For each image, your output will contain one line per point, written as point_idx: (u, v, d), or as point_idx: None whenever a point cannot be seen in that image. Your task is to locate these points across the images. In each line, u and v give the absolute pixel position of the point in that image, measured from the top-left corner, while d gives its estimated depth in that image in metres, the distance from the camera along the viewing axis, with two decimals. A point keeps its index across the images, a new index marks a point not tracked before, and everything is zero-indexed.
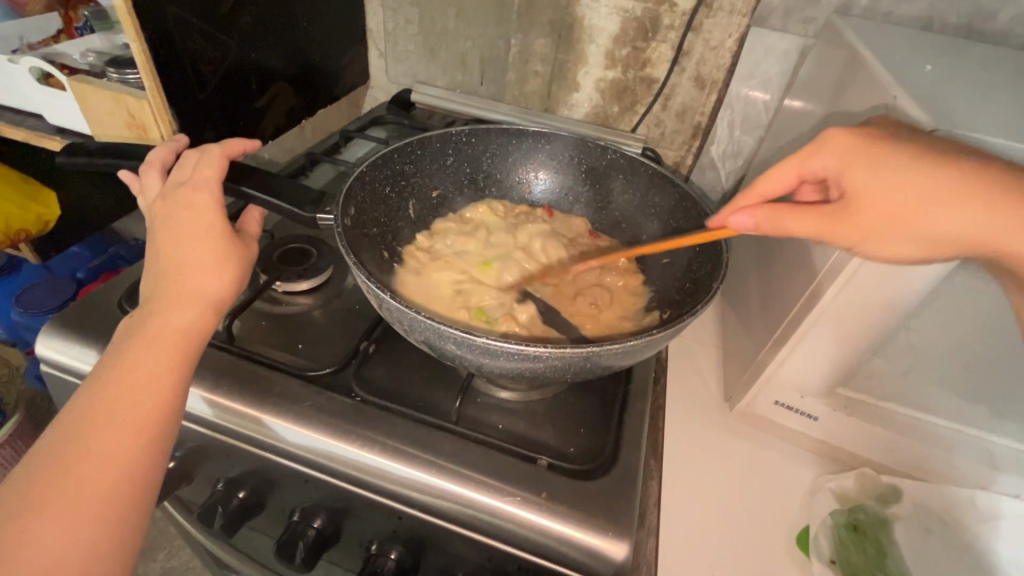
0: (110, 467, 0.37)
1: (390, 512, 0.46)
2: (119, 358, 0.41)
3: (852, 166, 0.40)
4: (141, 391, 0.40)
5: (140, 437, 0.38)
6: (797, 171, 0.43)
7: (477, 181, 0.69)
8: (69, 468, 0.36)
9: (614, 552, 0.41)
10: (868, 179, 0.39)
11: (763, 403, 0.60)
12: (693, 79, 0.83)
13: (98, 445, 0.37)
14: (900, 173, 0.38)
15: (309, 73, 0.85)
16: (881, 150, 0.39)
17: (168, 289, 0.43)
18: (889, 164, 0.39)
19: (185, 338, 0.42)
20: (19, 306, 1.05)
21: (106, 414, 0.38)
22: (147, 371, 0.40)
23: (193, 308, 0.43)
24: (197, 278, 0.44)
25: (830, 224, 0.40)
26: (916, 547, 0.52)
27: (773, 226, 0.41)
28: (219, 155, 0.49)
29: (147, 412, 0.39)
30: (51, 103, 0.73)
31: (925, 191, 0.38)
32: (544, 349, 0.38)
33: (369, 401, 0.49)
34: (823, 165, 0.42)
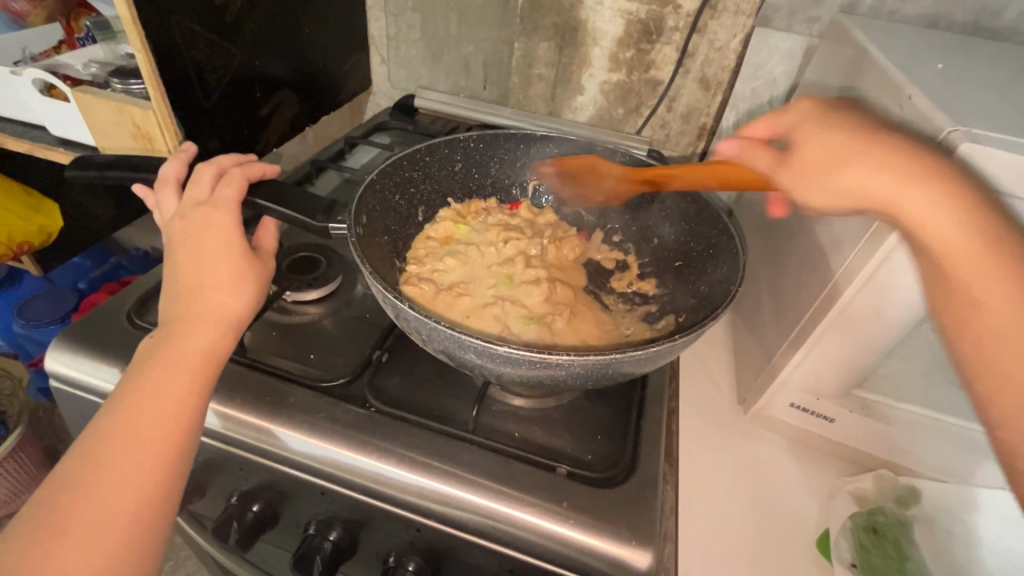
0: (132, 488, 0.37)
1: (408, 523, 0.45)
2: (137, 379, 0.40)
3: (802, 128, 0.44)
4: (160, 412, 0.39)
5: (160, 459, 0.38)
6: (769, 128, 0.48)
7: (486, 187, 0.68)
8: (90, 490, 0.36)
9: (638, 562, 0.41)
10: (807, 135, 0.43)
11: (778, 406, 0.60)
12: (698, 80, 0.83)
13: (116, 468, 0.37)
14: (842, 134, 0.41)
15: (313, 80, 0.85)
16: (837, 121, 0.43)
17: (187, 307, 0.43)
18: (836, 131, 0.42)
19: (206, 357, 0.42)
20: (21, 318, 1.06)
21: (125, 436, 0.38)
22: (167, 391, 0.40)
23: (213, 326, 0.43)
24: (216, 296, 0.44)
25: (777, 164, 0.45)
26: (933, 549, 0.52)
27: (742, 158, 0.47)
28: (239, 175, 0.49)
29: (166, 433, 0.39)
30: (54, 114, 0.73)
31: (845, 149, 0.40)
32: (566, 356, 0.38)
33: (384, 411, 0.49)
34: (784, 124, 0.47)
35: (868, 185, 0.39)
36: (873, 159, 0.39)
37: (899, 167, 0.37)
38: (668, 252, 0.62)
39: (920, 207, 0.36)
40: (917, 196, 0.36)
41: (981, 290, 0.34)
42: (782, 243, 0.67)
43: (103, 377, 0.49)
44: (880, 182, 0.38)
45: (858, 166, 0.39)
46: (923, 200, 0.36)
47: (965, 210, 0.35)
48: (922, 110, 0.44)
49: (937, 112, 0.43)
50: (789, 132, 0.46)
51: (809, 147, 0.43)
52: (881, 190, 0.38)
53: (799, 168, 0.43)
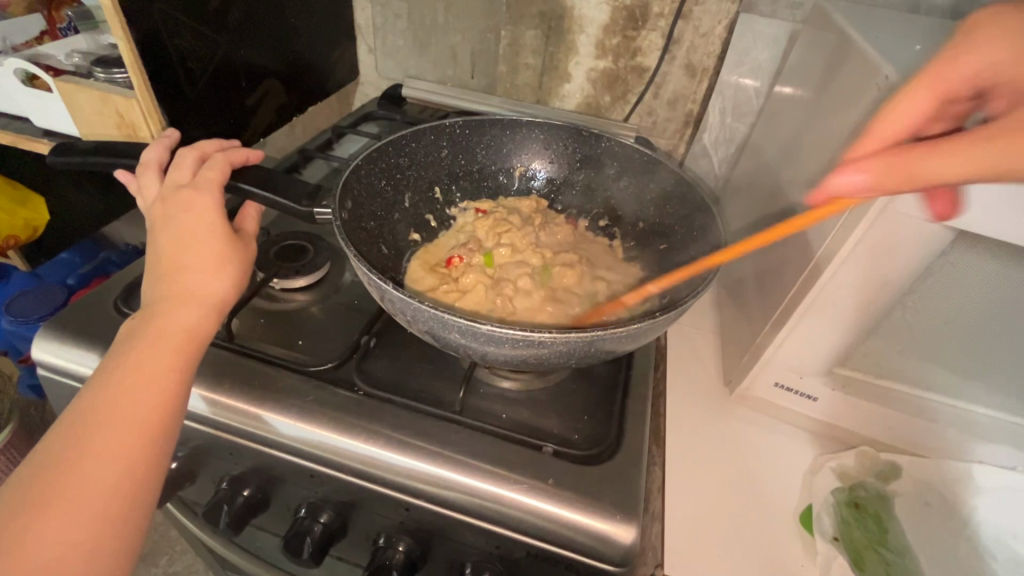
0: (114, 467, 0.37)
1: (397, 503, 0.46)
2: (119, 358, 0.40)
3: (904, 168, 0.33)
4: (143, 391, 0.39)
5: (142, 437, 0.38)
6: (882, 167, 0.34)
7: (472, 173, 0.69)
8: (71, 468, 0.36)
9: (622, 537, 0.41)
10: (937, 167, 0.33)
11: (762, 386, 0.61)
12: (684, 67, 0.83)
13: (97, 447, 0.37)
14: (933, 98, 0.35)
15: (298, 70, 0.84)
16: (935, 147, 0.33)
17: (169, 289, 0.43)
18: (953, 155, 0.33)
19: (188, 339, 0.42)
20: (8, 314, 1.03)
21: (108, 415, 0.38)
22: (149, 371, 0.40)
23: (196, 308, 0.43)
24: (199, 278, 0.44)
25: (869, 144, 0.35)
26: (914, 523, 0.53)
27: (897, 174, 0.34)
28: (221, 161, 0.49)
29: (149, 412, 0.39)
30: (37, 105, 0.72)
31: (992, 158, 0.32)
32: (549, 334, 0.38)
33: (372, 394, 0.49)
34: (902, 113, 0.38)
35: None
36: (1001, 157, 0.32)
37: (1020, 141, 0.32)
38: (653, 235, 0.63)
39: None
40: None
41: None
42: (767, 226, 0.67)
43: (91, 364, 0.50)
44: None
45: None
46: None
47: None
48: None
49: None
50: (872, 120, 0.38)
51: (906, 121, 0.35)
52: None
53: (1010, 139, 0.32)
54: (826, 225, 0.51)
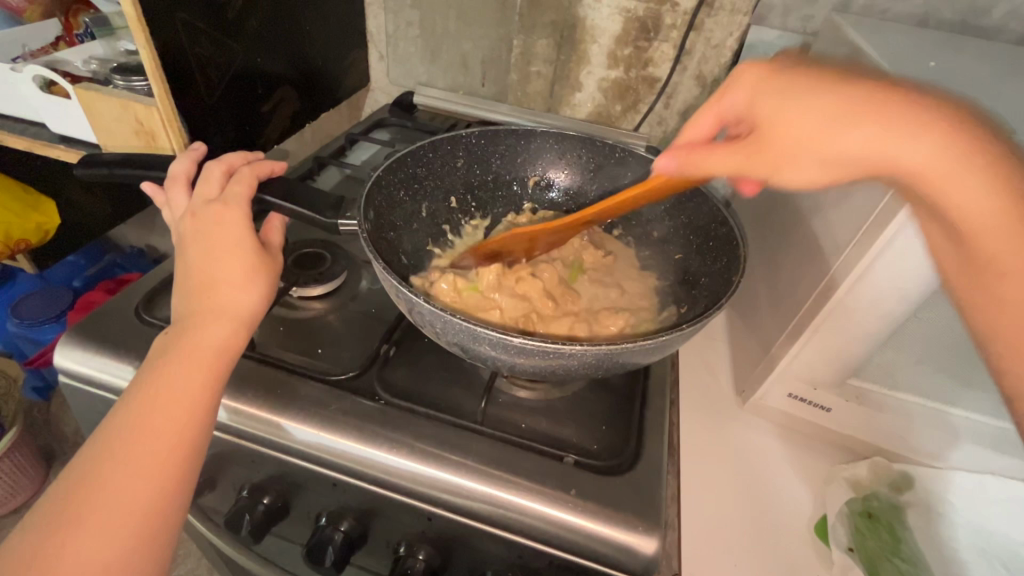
0: (147, 484, 0.37)
1: (420, 512, 0.46)
2: (151, 373, 0.41)
3: (755, 104, 0.42)
4: (175, 406, 0.40)
5: (173, 454, 0.38)
6: (716, 115, 0.46)
7: (488, 183, 0.69)
8: (105, 485, 0.37)
9: (645, 548, 0.42)
10: (770, 111, 0.41)
11: (776, 396, 0.62)
12: (695, 78, 0.85)
13: (130, 464, 0.37)
14: (796, 103, 0.39)
15: (312, 77, 0.85)
16: (784, 88, 0.41)
17: (201, 304, 0.43)
18: (808, 95, 0.39)
19: (218, 354, 0.42)
20: (16, 318, 1.05)
21: (139, 431, 0.38)
22: (180, 388, 0.40)
23: (227, 323, 0.43)
24: (228, 293, 0.44)
25: (743, 161, 0.41)
26: (927, 533, 0.54)
27: (692, 164, 0.43)
28: (249, 174, 0.50)
29: (180, 429, 0.39)
30: (54, 111, 0.73)
31: (844, 103, 0.38)
32: (579, 346, 0.39)
33: (393, 403, 0.50)
34: (734, 103, 0.45)
35: (865, 149, 0.37)
36: (842, 105, 0.38)
37: (854, 108, 0.37)
38: (668, 245, 0.63)
39: (899, 138, 0.36)
40: (908, 146, 0.35)
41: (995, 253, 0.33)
42: (778, 238, 0.68)
43: (113, 372, 0.50)
44: (874, 143, 0.36)
45: (854, 127, 0.37)
46: (920, 149, 0.35)
47: (936, 130, 0.35)
48: None
49: None
50: (748, 109, 0.43)
51: (777, 127, 0.40)
52: (876, 149, 0.36)
53: (842, 106, 0.38)
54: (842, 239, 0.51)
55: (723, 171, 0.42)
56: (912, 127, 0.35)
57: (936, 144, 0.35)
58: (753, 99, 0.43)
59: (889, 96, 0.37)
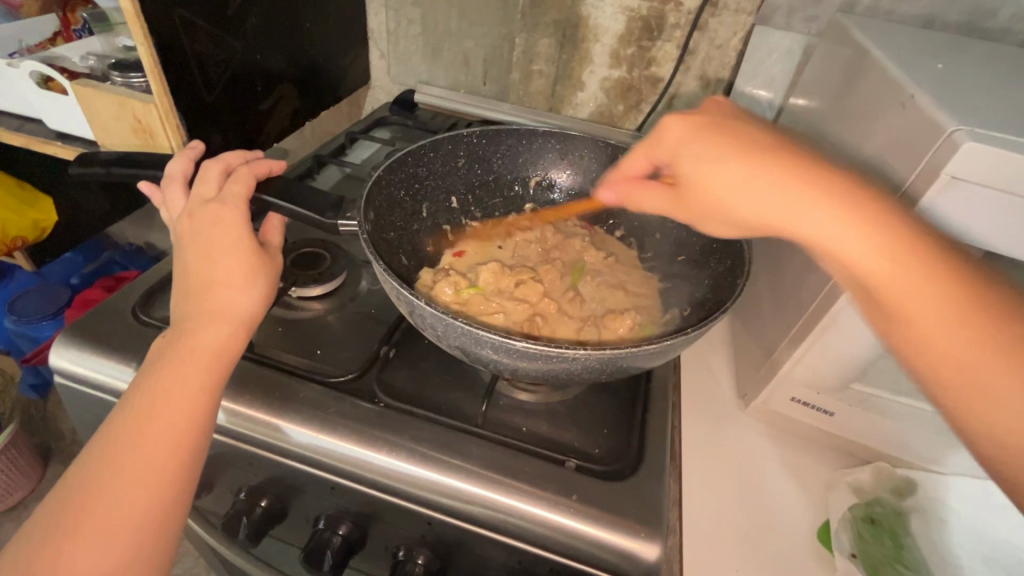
0: (146, 489, 0.37)
1: (419, 517, 0.46)
2: (149, 377, 0.40)
3: (677, 156, 0.40)
4: (174, 410, 0.39)
5: (172, 459, 0.38)
6: (647, 155, 0.44)
7: (489, 182, 0.69)
8: (104, 492, 0.36)
9: (647, 554, 0.41)
10: (690, 167, 0.38)
11: (779, 400, 0.61)
12: (698, 78, 0.84)
13: (129, 470, 0.37)
14: (716, 157, 0.37)
15: (313, 75, 0.84)
16: (698, 147, 0.39)
17: (200, 307, 0.43)
18: (718, 160, 0.37)
19: (218, 357, 0.42)
20: (14, 314, 1.05)
21: (139, 436, 0.38)
22: (179, 391, 0.40)
23: (226, 325, 0.43)
24: (228, 294, 0.43)
25: (673, 203, 0.40)
26: (930, 538, 0.53)
27: (632, 198, 0.43)
28: (247, 173, 0.49)
29: (179, 434, 0.39)
30: (51, 107, 0.72)
31: (748, 170, 0.36)
32: (582, 351, 0.38)
33: (393, 406, 0.49)
34: (661, 148, 0.42)
35: (765, 214, 0.35)
36: (753, 167, 0.36)
37: (769, 172, 0.35)
38: (671, 247, 0.63)
39: (796, 209, 0.34)
40: (816, 218, 0.34)
41: (925, 325, 0.31)
42: (781, 241, 0.67)
43: (109, 372, 0.49)
44: (775, 209, 0.35)
45: (764, 190, 0.35)
46: (827, 226, 0.33)
47: (835, 202, 0.34)
48: (925, 109, 0.45)
49: (939, 111, 0.43)
50: (670, 160, 0.41)
51: (695, 182, 0.38)
52: (779, 216, 0.35)
53: (753, 162, 0.36)
54: None
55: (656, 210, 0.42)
56: (817, 203, 0.34)
57: (835, 221, 0.33)
58: (678, 149, 0.40)
59: (829, 176, 0.35)
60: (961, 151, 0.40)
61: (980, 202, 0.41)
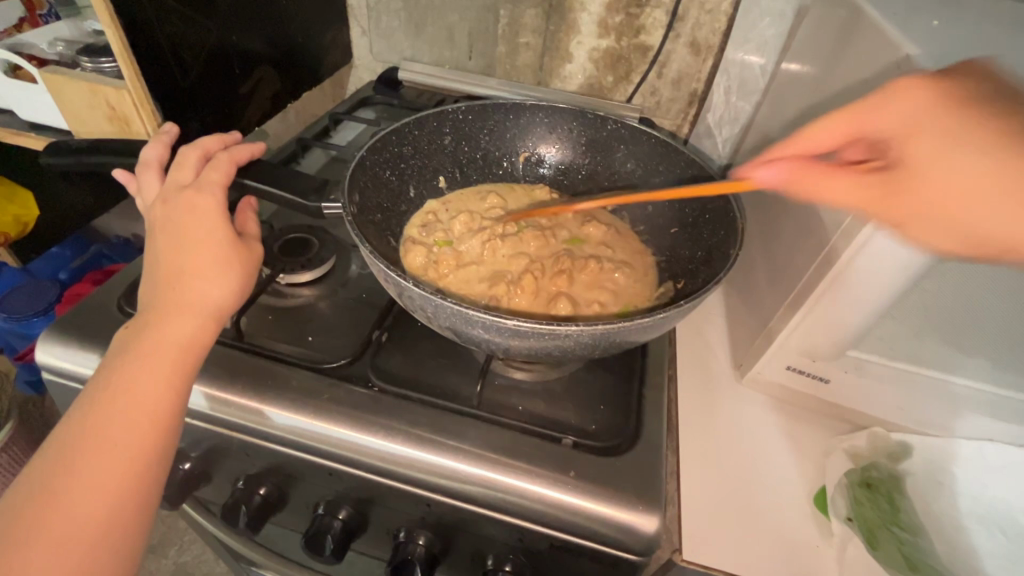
0: (106, 488, 0.36)
1: (418, 498, 0.46)
2: (112, 371, 0.40)
3: (915, 136, 0.34)
4: (137, 409, 0.38)
5: (136, 457, 0.38)
6: (847, 128, 0.37)
7: (477, 159, 0.67)
8: (63, 490, 0.36)
9: (645, 526, 0.42)
10: (925, 152, 0.33)
11: (775, 369, 0.61)
12: (688, 45, 0.82)
13: (89, 468, 0.37)
14: (969, 165, 0.32)
15: (292, 54, 0.81)
16: (953, 125, 0.33)
17: (166, 298, 0.42)
18: (960, 146, 0.32)
19: (184, 350, 0.41)
20: (2, 312, 1.03)
21: (99, 434, 0.37)
22: (144, 387, 0.39)
23: (193, 318, 0.41)
24: (193, 285, 0.42)
25: (868, 197, 0.35)
26: (927, 500, 0.54)
27: (804, 184, 0.36)
28: (226, 160, 0.48)
29: (144, 432, 0.38)
30: (21, 97, 0.70)
31: (999, 168, 0.31)
32: (574, 326, 0.38)
33: (388, 390, 0.48)
34: (874, 124, 0.36)
35: None
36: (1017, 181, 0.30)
37: None
38: (662, 219, 0.62)
39: None
40: None
41: None
42: (775, 211, 0.66)
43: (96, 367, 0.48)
44: None
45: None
46: None
47: None
48: (922, 68, 0.43)
49: (937, 70, 0.42)
50: (887, 139, 0.36)
51: (931, 180, 0.33)
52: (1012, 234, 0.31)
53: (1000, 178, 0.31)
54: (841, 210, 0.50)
55: (841, 203, 0.36)
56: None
57: None
58: (914, 131, 0.34)
59: None
60: None
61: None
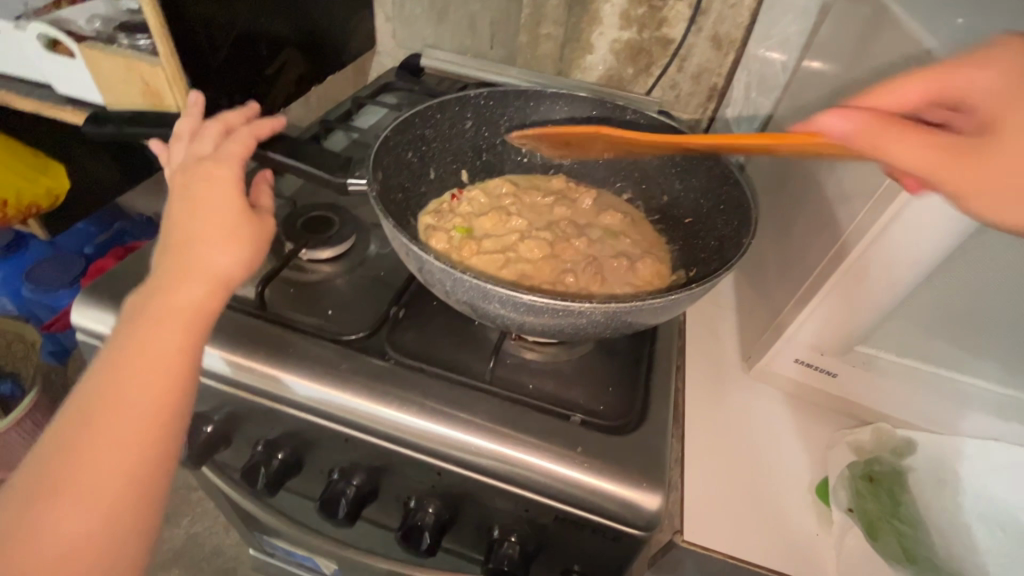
0: (124, 451, 0.38)
1: (429, 467, 0.47)
2: (126, 336, 0.41)
3: (999, 101, 0.34)
4: (153, 373, 0.40)
5: (151, 420, 0.39)
6: (935, 88, 0.37)
7: (496, 145, 0.68)
8: (81, 451, 0.37)
9: (648, 504, 0.43)
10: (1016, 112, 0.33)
11: (783, 362, 0.61)
12: (710, 39, 0.83)
13: (106, 430, 0.38)
14: None
15: (319, 37, 0.83)
16: None
17: (180, 265, 0.43)
18: None
19: (197, 314, 0.42)
20: (31, 283, 1.10)
21: (117, 398, 0.39)
22: (159, 351, 0.41)
23: (205, 283, 0.43)
24: (210, 254, 0.44)
25: (943, 159, 0.33)
26: (929, 497, 0.54)
27: (871, 138, 0.33)
28: (245, 134, 0.50)
29: (159, 394, 0.40)
30: (59, 72, 0.72)
31: None
32: (588, 304, 0.39)
33: (403, 363, 0.50)
34: (964, 89, 0.36)
35: None
36: None
37: None
38: (677, 210, 0.63)
39: None
40: None
41: None
42: (789, 207, 0.67)
43: None
44: None
45: None
46: None
47: None
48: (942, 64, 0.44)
49: None
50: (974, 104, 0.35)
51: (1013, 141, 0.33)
52: None
53: None
54: (855, 205, 0.51)
55: (915, 164, 0.33)
56: None
57: None
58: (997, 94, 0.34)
59: None
60: None
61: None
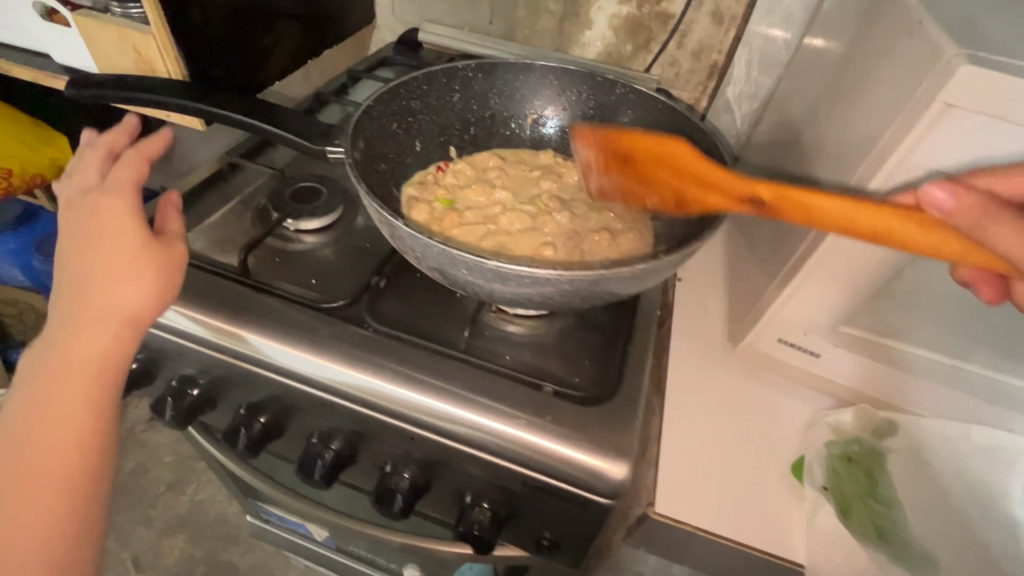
0: (47, 486, 0.41)
1: (402, 433, 0.48)
2: (37, 375, 0.43)
3: None
4: (59, 414, 0.42)
5: (64, 463, 0.41)
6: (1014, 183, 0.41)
7: (484, 118, 0.68)
8: (27, 483, 0.40)
9: (615, 473, 0.43)
10: None
11: (766, 342, 0.61)
12: (711, 14, 0.80)
13: (41, 467, 0.41)
14: None
15: (314, 9, 0.83)
16: None
17: (79, 309, 0.44)
18: None
19: (104, 360, 0.44)
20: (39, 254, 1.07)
21: (41, 436, 0.41)
22: (63, 392, 0.43)
23: (109, 327, 0.44)
24: (114, 291, 0.45)
25: None
26: (907, 477, 0.54)
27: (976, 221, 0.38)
28: (136, 158, 0.52)
29: (66, 440, 0.42)
30: (56, 40, 0.73)
31: None
32: (554, 271, 0.39)
33: (381, 331, 0.51)
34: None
35: None
36: None
37: None
38: None
39: None
40: None
41: None
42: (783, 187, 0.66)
43: None
44: None
45: None
46: None
47: None
48: (932, 34, 0.42)
49: (946, 36, 0.41)
50: None
51: None
52: None
53: None
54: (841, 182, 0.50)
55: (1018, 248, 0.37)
56: None
57: None
58: None
59: None
60: (957, 76, 0.39)
61: (972, 129, 0.41)
